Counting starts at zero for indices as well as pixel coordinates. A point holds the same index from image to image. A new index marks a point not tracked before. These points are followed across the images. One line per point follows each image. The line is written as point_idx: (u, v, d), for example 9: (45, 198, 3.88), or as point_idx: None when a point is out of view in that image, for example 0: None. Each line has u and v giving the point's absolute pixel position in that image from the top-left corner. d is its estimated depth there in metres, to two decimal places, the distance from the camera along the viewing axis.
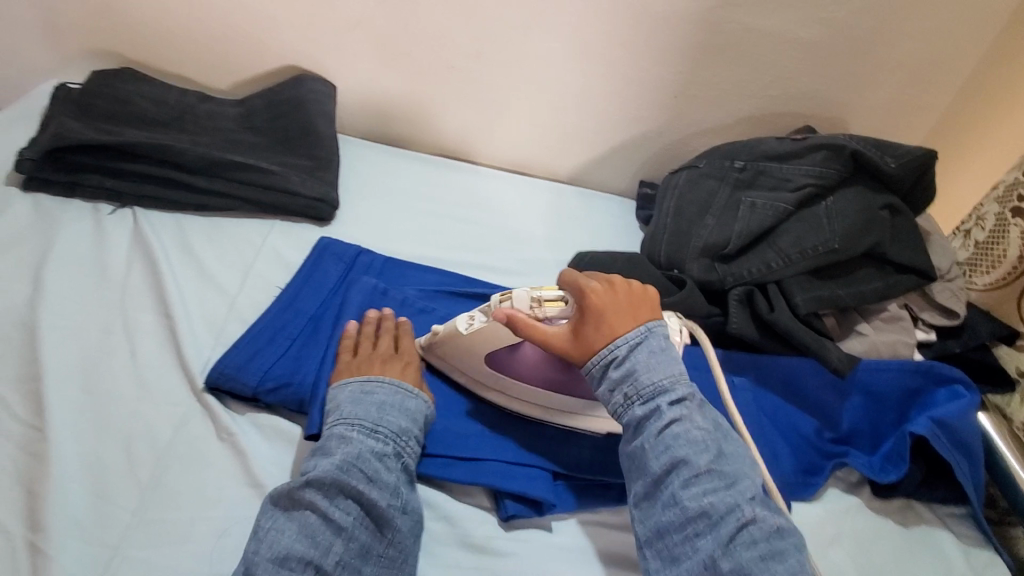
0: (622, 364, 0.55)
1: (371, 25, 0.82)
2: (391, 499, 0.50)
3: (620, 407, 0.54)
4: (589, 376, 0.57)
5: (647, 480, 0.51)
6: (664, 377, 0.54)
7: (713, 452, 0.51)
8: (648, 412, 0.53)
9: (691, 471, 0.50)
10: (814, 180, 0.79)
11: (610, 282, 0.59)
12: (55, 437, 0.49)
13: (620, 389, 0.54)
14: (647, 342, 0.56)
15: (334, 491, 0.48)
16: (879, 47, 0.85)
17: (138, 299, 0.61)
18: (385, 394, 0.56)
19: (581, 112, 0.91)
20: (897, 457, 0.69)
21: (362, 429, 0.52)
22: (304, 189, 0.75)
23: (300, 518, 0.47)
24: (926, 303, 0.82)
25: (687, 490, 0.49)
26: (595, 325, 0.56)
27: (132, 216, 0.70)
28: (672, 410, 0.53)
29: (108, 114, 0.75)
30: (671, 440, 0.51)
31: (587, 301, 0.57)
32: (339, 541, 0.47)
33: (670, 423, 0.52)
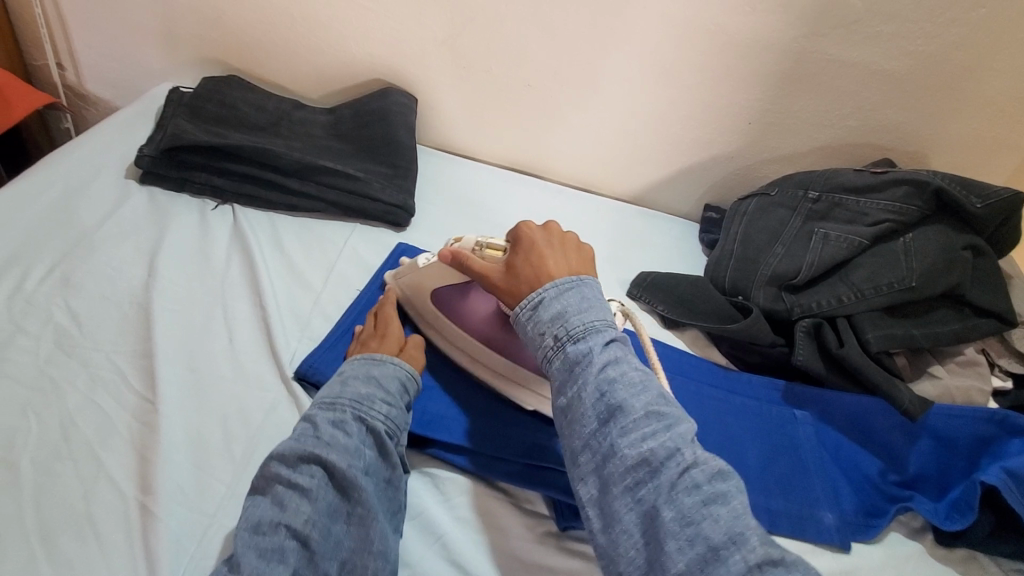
0: (551, 307, 0.54)
1: (457, 43, 0.87)
2: (351, 461, 0.50)
3: (553, 352, 0.53)
4: (518, 322, 0.56)
5: (585, 433, 0.49)
6: (593, 319, 0.53)
7: (650, 395, 0.49)
8: (582, 356, 0.51)
9: (627, 417, 0.47)
10: (892, 216, 0.77)
11: (547, 227, 0.61)
12: (165, 410, 0.54)
13: (551, 332, 0.53)
14: (577, 289, 0.55)
15: (300, 458, 0.49)
16: (971, 81, 0.82)
17: (236, 289, 0.67)
18: (352, 369, 0.57)
19: (652, 135, 0.92)
20: (965, 506, 0.65)
21: (321, 403, 0.53)
22: (384, 195, 0.80)
23: (270, 491, 0.48)
24: (1004, 349, 0.78)
25: (626, 437, 0.46)
26: (524, 260, 0.59)
27: (232, 212, 0.77)
28: (606, 353, 0.51)
29: (216, 117, 0.82)
30: (606, 384, 0.49)
31: (520, 238, 0.60)
32: (306, 503, 0.47)
33: (605, 366, 0.50)
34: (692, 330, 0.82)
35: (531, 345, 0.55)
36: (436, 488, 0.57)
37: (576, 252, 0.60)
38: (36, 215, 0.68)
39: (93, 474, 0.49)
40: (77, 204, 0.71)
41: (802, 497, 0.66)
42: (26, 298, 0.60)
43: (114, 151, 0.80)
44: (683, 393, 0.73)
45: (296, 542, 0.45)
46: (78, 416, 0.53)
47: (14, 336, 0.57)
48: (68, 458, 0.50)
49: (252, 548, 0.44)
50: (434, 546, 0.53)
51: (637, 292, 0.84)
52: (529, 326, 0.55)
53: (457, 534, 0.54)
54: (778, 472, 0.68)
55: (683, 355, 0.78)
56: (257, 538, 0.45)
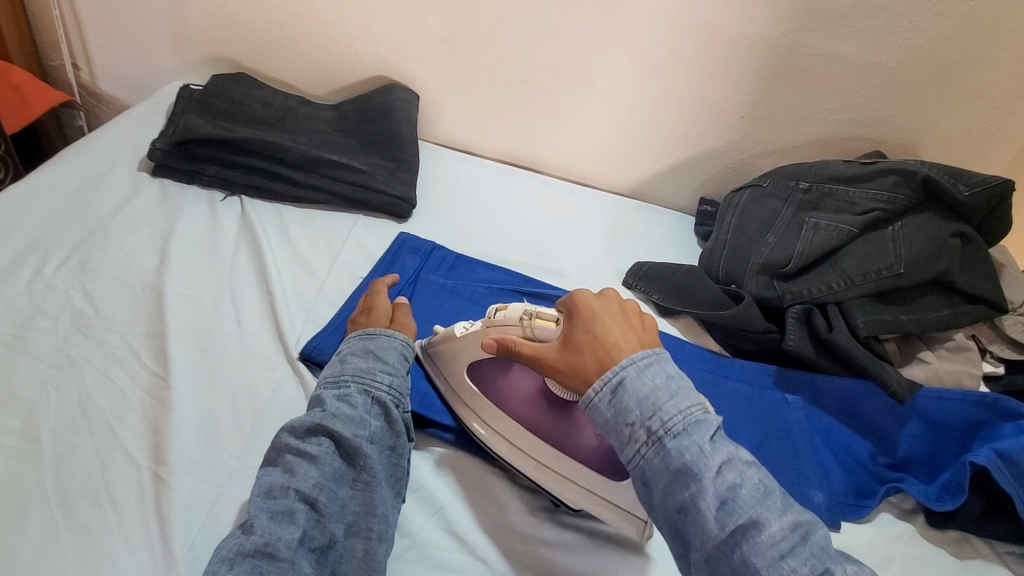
0: (637, 392, 0.48)
1: (456, 40, 0.89)
2: (356, 430, 0.52)
3: (651, 449, 0.46)
4: (595, 408, 0.49)
5: (706, 545, 0.43)
6: (689, 406, 0.47)
7: (774, 498, 0.44)
8: (688, 455, 0.45)
9: (760, 530, 0.42)
10: (881, 205, 0.79)
11: (603, 294, 0.56)
12: (177, 387, 0.56)
13: (645, 425, 0.47)
14: (659, 367, 0.49)
15: (309, 429, 0.52)
16: (959, 75, 0.84)
17: (244, 275, 0.69)
18: (351, 347, 0.59)
19: (647, 129, 0.95)
20: (955, 487, 0.67)
21: (326, 383, 0.56)
22: (387, 187, 0.82)
23: (281, 460, 0.51)
24: (995, 335, 0.79)
25: (761, 555, 0.42)
26: (586, 333, 0.53)
27: (240, 203, 0.79)
28: (716, 450, 0.45)
29: (225, 112, 0.85)
30: (726, 490, 0.44)
31: (577, 308, 0.55)
32: (314, 468, 0.50)
33: (721, 468, 0.45)
34: (687, 318, 0.84)
35: (617, 436, 0.48)
36: (436, 465, 0.60)
37: (639, 320, 0.54)
38: (54, 205, 0.72)
39: (108, 446, 0.52)
40: (92, 195, 0.74)
41: (793, 477, 0.68)
42: (44, 282, 0.63)
43: (127, 145, 0.83)
44: None
45: (305, 505, 0.48)
46: (94, 391, 0.55)
47: (34, 317, 0.60)
48: (85, 431, 0.53)
49: (265, 510, 0.47)
50: (434, 519, 0.55)
51: (632, 281, 0.86)
52: (612, 414, 0.48)
53: (456, 508, 0.56)
54: (770, 453, 0.70)
55: (677, 342, 0.80)
56: (269, 501, 0.47)
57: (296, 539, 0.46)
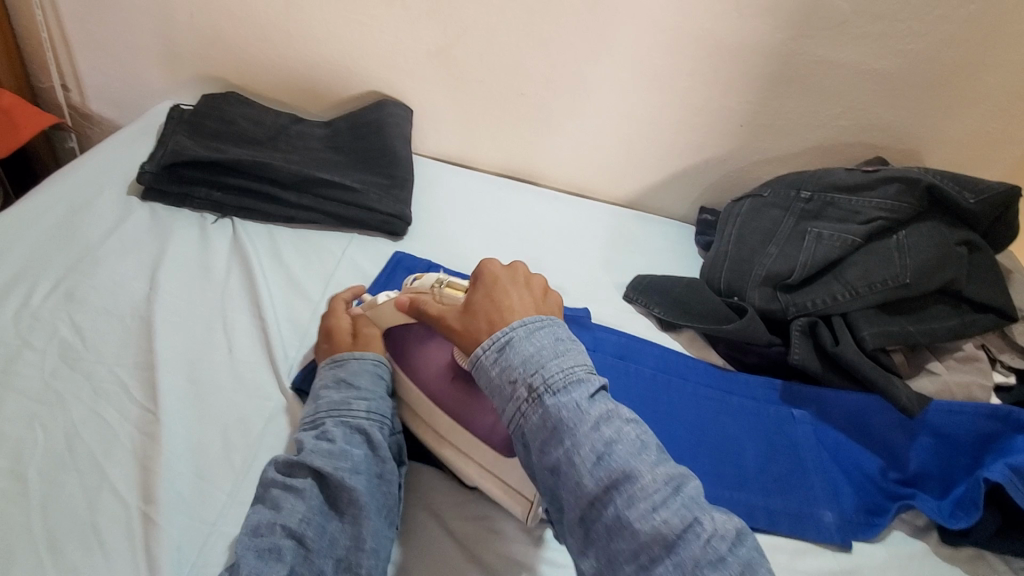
0: (522, 352, 0.48)
1: (450, 55, 0.88)
2: (337, 461, 0.50)
3: (530, 406, 0.46)
4: (481, 367, 0.49)
5: (580, 502, 0.43)
6: (572, 364, 0.47)
7: (652, 452, 0.44)
8: (567, 411, 0.45)
9: (634, 485, 0.42)
10: (885, 213, 0.78)
11: (510, 264, 0.57)
12: (167, 420, 0.55)
13: (525, 382, 0.47)
14: (549, 328, 0.50)
15: (291, 465, 0.51)
16: (961, 79, 0.83)
17: (235, 300, 0.68)
18: (324, 376, 0.58)
19: (645, 140, 0.93)
20: (969, 504, 0.65)
21: (304, 420, 0.55)
22: (381, 205, 0.81)
23: (268, 498, 0.49)
24: (1005, 344, 0.77)
25: (631, 509, 0.41)
26: (484, 296, 0.53)
27: (232, 225, 0.78)
28: (596, 407, 0.45)
29: (215, 133, 0.84)
30: (601, 444, 0.43)
31: (481, 275, 0.56)
32: (300, 503, 0.48)
33: (598, 424, 0.44)
34: (689, 332, 0.83)
35: (500, 396, 0.48)
36: (433, 494, 0.58)
37: (541, 292, 0.56)
38: (42, 232, 0.70)
39: (96, 485, 0.51)
40: (81, 221, 0.73)
41: (802, 496, 0.66)
42: (32, 314, 0.62)
43: (117, 168, 0.82)
44: (680, 395, 0.74)
45: (292, 541, 0.46)
46: (82, 427, 0.54)
47: (20, 351, 0.59)
48: (72, 469, 0.51)
49: (252, 549, 0.45)
50: (431, 551, 0.54)
51: (633, 295, 0.85)
52: (497, 372, 0.48)
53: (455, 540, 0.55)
54: (776, 471, 0.68)
55: (679, 357, 0.78)
56: (256, 539, 0.46)
57: None
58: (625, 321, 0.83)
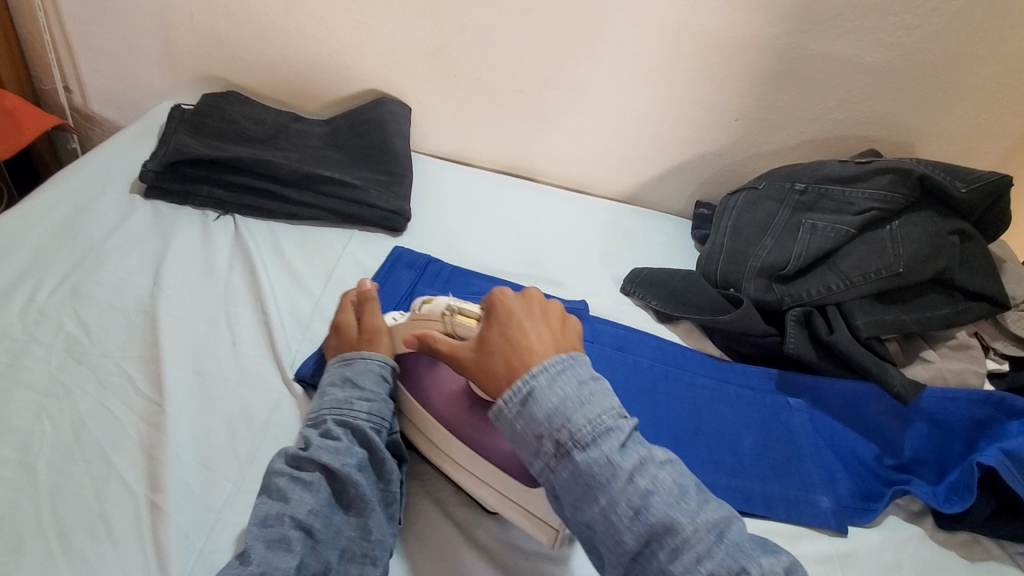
0: (546, 404, 0.47)
1: (447, 52, 0.89)
2: (344, 458, 0.51)
3: (560, 462, 0.46)
4: (504, 420, 0.49)
5: (622, 557, 0.44)
6: (598, 413, 0.47)
7: (688, 498, 0.45)
8: (600, 466, 0.45)
9: (675, 537, 0.43)
10: (877, 204, 0.79)
11: (526, 292, 0.57)
12: (172, 412, 0.56)
13: (552, 438, 0.47)
14: (570, 371, 0.49)
15: (298, 461, 0.52)
16: (952, 72, 0.84)
17: (238, 295, 0.69)
18: (330, 376, 0.59)
19: (641, 135, 0.94)
20: (963, 488, 0.66)
21: (310, 418, 0.56)
22: (381, 201, 0.82)
23: (275, 489, 0.50)
24: (999, 332, 0.78)
25: (675, 563, 0.42)
26: (501, 334, 0.53)
27: (233, 222, 0.79)
28: (628, 457, 0.46)
29: (216, 131, 0.85)
30: (639, 498, 0.44)
31: (495, 309, 0.55)
32: (308, 496, 0.49)
33: (632, 476, 0.45)
34: (686, 324, 0.84)
35: (527, 450, 0.48)
36: (434, 483, 0.59)
37: (558, 322, 0.55)
38: (47, 230, 0.71)
39: (104, 475, 0.52)
40: (84, 219, 0.74)
41: (798, 483, 0.67)
42: (38, 309, 0.63)
43: (119, 167, 0.83)
44: (678, 384, 0.75)
45: (300, 532, 0.47)
46: (89, 419, 0.55)
47: (27, 346, 0.60)
48: (80, 459, 0.52)
49: (261, 539, 0.46)
50: (433, 538, 0.55)
51: (630, 288, 0.86)
52: (522, 425, 0.48)
53: (458, 527, 0.56)
54: (773, 458, 0.69)
55: (677, 348, 0.79)
56: (265, 529, 0.47)
57: (293, 567, 0.45)
58: (624, 314, 0.83)
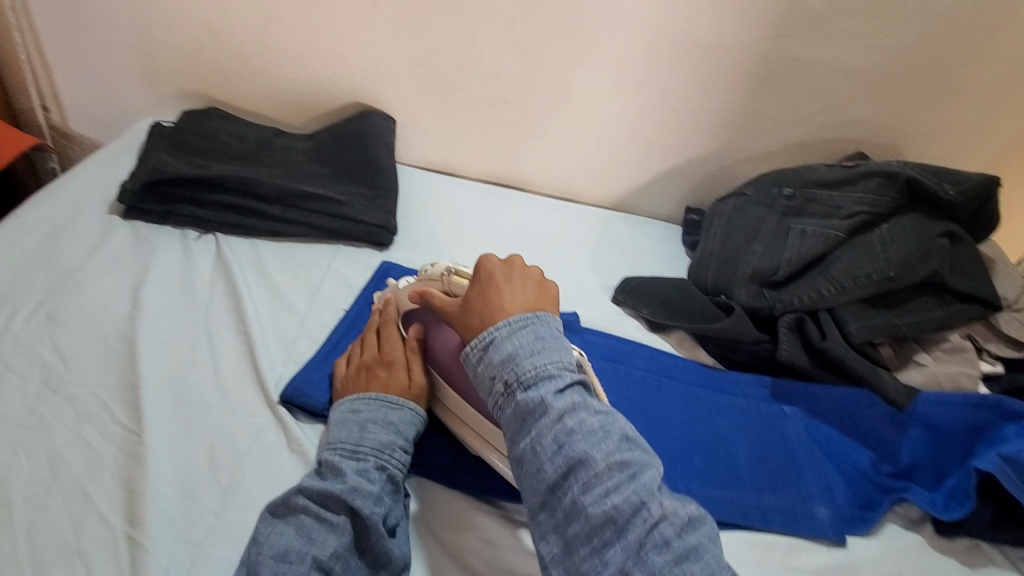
0: (502, 350, 0.50)
1: (431, 63, 0.88)
2: (374, 506, 0.50)
3: (504, 400, 0.49)
4: (466, 362, 0.52)
5: (540, 488, 0.45)
6: (546, 360, 0.49)
7: (612, 441, 0.45)
8: (534, 405, 0.47)
9: (589, 470, 0.43)
10: (866, 207, 0.79)
11: (508, 259, 0.59)
12: (151, 442, 0.54)
13: (501, 378, 0.49)
14: (532, 327, 0.51)
15: (327, 497, 0.50)
16: (936, 73, 0.84)
17: (220, 317, 0.67)
18: (370, 411, 0.57)
19: (629, 142, 0.94)
20: (962, 495, 0.65)
21: (345, 450, 0.54)
22: (365, 216, 0.81)
23: (296, 521, 0.49)
24: (992, 333, 0.78)
25: (586, 494, 0.43)
26: (480, 294, 0.55)
27: (215, 241, 0.78)
28: (563, 400, 0.47)
29: (197, 148, 0.84)
30: (562, 434, 0.45)
31: (480, 270, 0.58)
32: (332, 539, 0.48)
33: (562, 415, 0.46)
34: (678, 332, 0.83)
35: (482, 390, 0.51)
36: (425, 506, 0.58)
37: (536, 283, 0.57)
38: (23, 255, 0.70)
39: (82, 509, 0.50)
40: (62, 243, 0.72)
41: (796, 494, 0.66)
42: (14, 338, 0.61)
43: (98, 188, 0.81)
44: (672, 396, 0.73)
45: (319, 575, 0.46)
46: (66, 451, 0.53)
47: (2, 376, 0.58)
48: (57, 493, 0.51)
49: None
50: (423, 564, 0.53)
51: (622, 297, 0.85)
52: (480, 368, 0.51)
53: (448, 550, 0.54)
54: (769, 468, 0.68)
55: (670, 358, 0.78)
56: (284, 566, 0.46)
57: None
58: (614, 324, 0.82)
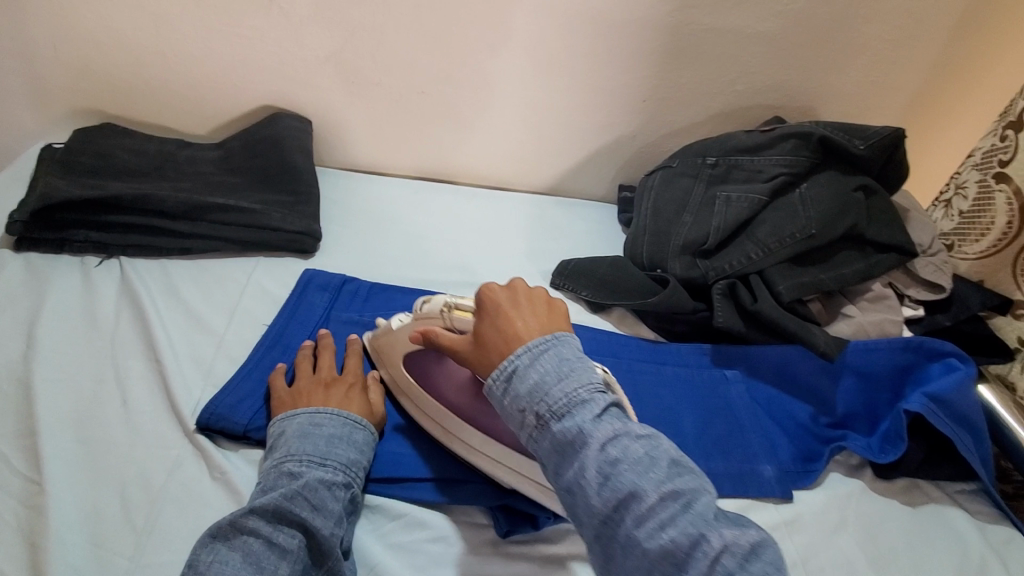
0: (527, 379, 0.48)
1: (342, 59, 0.85)
2: (334, 528, 0.48)
3: (540, 433, 0.47)
4: (492, 396, 0.50)
5: (593, 521, 0.43)
6: (576, 385, 0.47)
7: (659, 467, 0.43)
8: (572, 435, 0.45)
9: (639, 501, 0.42)
10: (785, 169, 0.81)
11: (512, 284, 0.56)
12: (53, 490, 0.50)
13: (532, 410, 0.47)
14: (552, 351, 0.49)
15: (283, 517, 0.47)
16: (839, 34, 0.87)
17: (127, 347, 0.63)
18: (334, 426, 0.55)
19: (555, 125, 0.93)
20: (895, 437, 0.67)
21: (311, 463, 0.51)
22: (284, 223, 0.77)
23: (243, 546, 0.45)
24: (911, 279, 0.81)
25: (641, 527, 0.41)
26: (492, 326, 0.53)
27: (120, 265, 0.72)
28: (601, 427, 0.45)
29: (92, 168, 0.78)
30: (607, 465, 0.43)
31: (484, 301, 0.55)
32: (284, 565, 0.45)
33: (606, 446, 0.44)
34: (618, 311, 0.83)
35: (513, 422, 0.49)
36: (366, 519, 0.55)
37: (546, 306, 0.54)
38: None
39: None
40: None
41: (740, 455, 0.67)
42: None
43: None
44: (615, 374, 0.73)
45: None
46: None
47: None
48: None
49: None
50: None
51: (560, 281, 0.84)
52: (507, 401, 0.49)
53: (393, 562, 0.53)
54: (714, 434, 0.69)
55: (610, 336, 0.78)
56: None
57: None
58: None
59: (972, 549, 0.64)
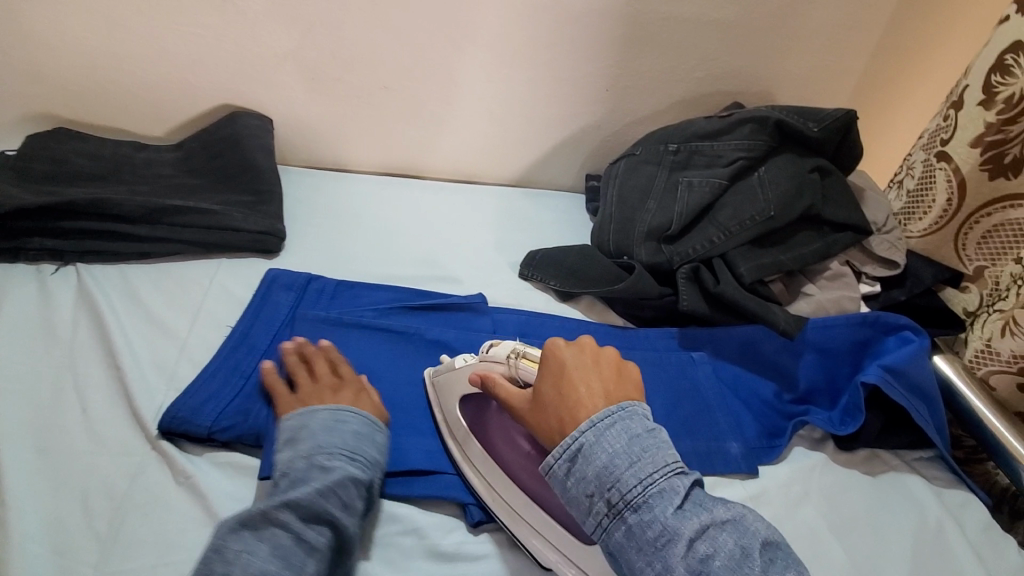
0: (596, 462, 0.44)
1: (300, 56, 0.84)
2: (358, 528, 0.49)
3: (613, 523, 0.43)
4: (553, 477, 0.46)
5: None
6: (652, 471, 0.43)
7: (753, 560, 0.40)
8: (653, 530, 0.42)
9: None
10: (744, 153, 0.82)
11: (579, 343, 0.53)
12: (13, 503, 0.49)
13: (604, 499, 0.44)
14: (619, 426, 0.46)
15: (314, 513, 0.46)
16: (792, 20, 0.89)
17: (86, 354, 0.61)
18: (357, 424, 0.55)
19: (520, 116, 0.93)
20: (853, 409, 0.70)
21: (340, 459, 0.51)
22: (247, 223, 0.76)
23: (273, 537, 0.45)
24: (866, 256, 0.83)
25: None
26: (554, 389, 0.51)
27: (77, 272, 0.71)
28: (684, 518, 0.42)
29: (44, 174, 0.75)
30: (698, 562, 0.40)
31: (550, 361, 0.52)
32: (311, 561, 0.45)
33: (692, 540, 0.41)
34: (587, 299, 0.84)
35: (578, 509, 0.45)
36: None
37: (613, 368, 0.51)
38: None
39: None
40: None
41: (707, 434, 0.69)
42: None
43: None
44: None
45: None
46: None
47: None
48: None
49: None
50: None
51: (528, 272, 0.85)
52: (571, 485, 0.45)
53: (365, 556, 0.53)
54: (682, 415, 0.70)
55: (579, 324, 0.79)
56: None
57: None
58: (524, 299, 0.82)
59: (930, 513, 0.66)
